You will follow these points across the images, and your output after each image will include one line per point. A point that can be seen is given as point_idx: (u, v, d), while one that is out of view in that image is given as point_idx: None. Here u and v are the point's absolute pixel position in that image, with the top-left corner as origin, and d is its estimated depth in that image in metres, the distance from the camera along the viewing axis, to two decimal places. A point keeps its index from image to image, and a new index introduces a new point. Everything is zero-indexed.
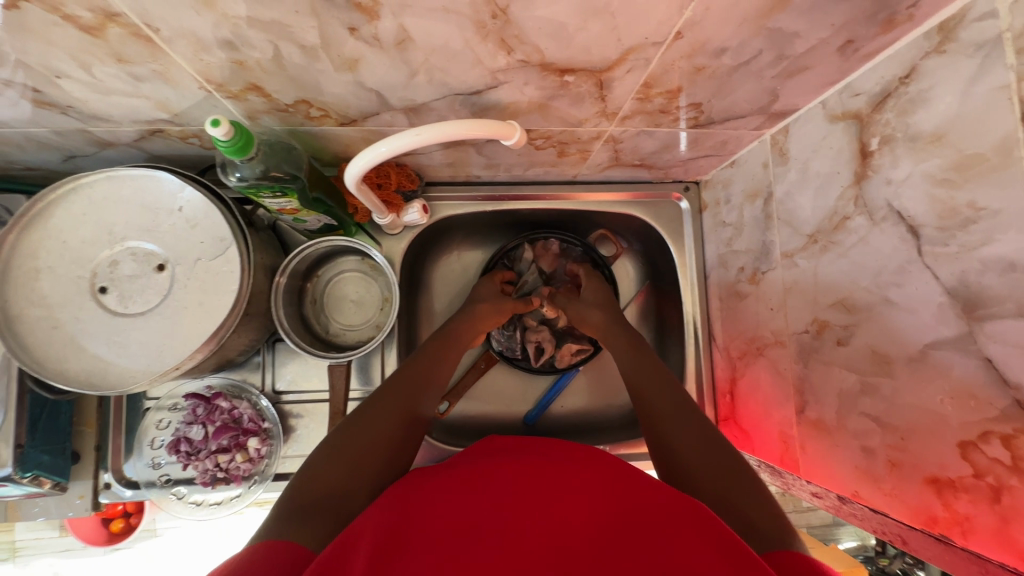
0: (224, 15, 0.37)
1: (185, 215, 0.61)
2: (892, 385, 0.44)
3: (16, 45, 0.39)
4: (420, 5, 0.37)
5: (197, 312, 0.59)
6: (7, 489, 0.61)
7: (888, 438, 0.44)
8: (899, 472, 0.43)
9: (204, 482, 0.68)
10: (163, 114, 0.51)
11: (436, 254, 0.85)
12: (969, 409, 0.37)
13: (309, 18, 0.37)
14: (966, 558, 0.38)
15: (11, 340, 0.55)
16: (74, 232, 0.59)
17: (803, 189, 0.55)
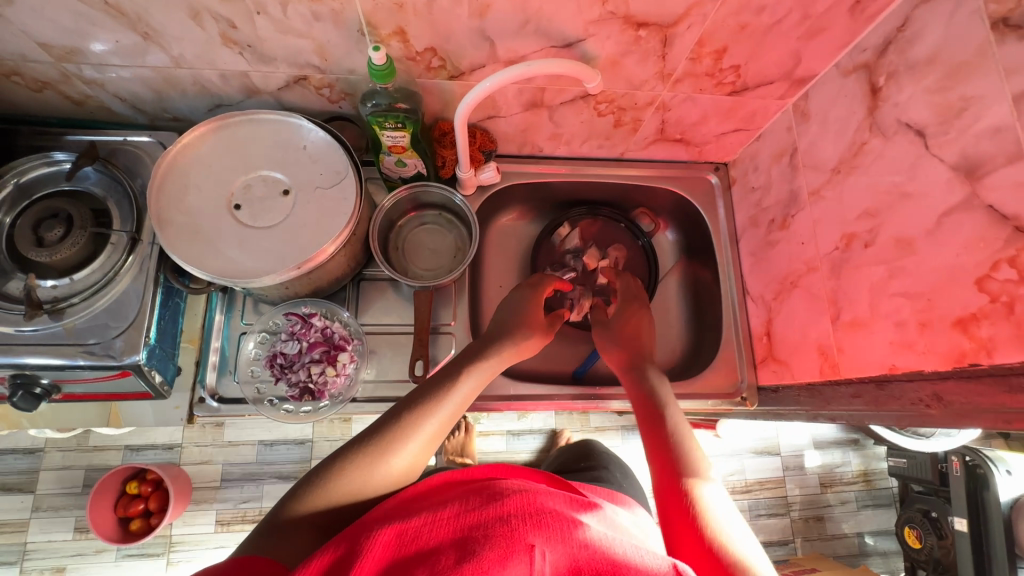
0: None
1: (309, 151, 0.73)
2: (915, 258, 0.54)
3: None
4: None
5: (313, 229, 0.69)
6: (129, 382, 0.68)
7: (917, 305, 0.53)
8: (929, 329, 0.52)
9: (293, 394, 0.74)
10: (316, 58, 0.65)
11: (495, 225, 0.97)
12: (980, 250, 0.47)
13: None
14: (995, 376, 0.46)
15: (163, 236, 0.65)
16: (218, 160, 0.71)
17: (824, 135, 0.68)
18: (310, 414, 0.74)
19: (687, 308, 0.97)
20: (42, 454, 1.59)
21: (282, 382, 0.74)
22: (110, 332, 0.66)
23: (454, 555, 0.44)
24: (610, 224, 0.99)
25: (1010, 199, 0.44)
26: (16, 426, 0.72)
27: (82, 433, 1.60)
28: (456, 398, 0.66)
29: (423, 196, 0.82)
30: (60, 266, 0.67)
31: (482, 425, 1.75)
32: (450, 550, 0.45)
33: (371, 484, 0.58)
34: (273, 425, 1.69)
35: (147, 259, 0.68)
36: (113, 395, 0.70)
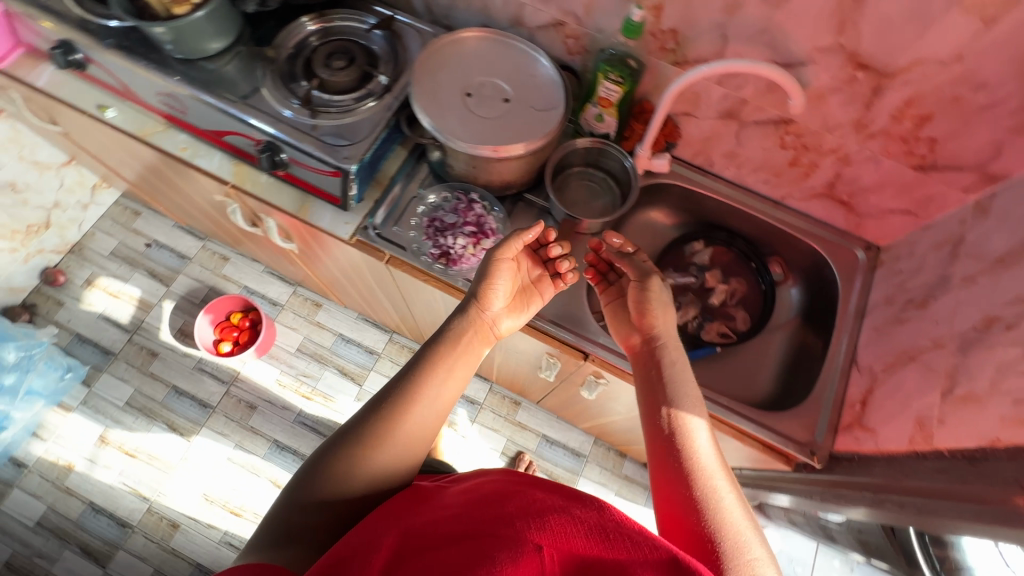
0: None
1: (535, 77, 0.88)
2: None
3: None
4: None
5: (513, 134, 0.84)
6: (333, 184, 0.85)
7: None
8: None
9: (433, 253, 0.88)
10: (581, 10, 0.81)
11: (640, 217, 1.06)
12: None
13: None
14: None
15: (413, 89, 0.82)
16: (468, 56, 0.88)
17: (998, 229, 0.70)
18: (441, 275, 0.88)
19: (785, 364, 0.97)
20: (187, 262, 1.91)
21: (430, 240, 0.89)
22: (343, 142, 0.84)
23: (457, 552, 0.47)
24: (741, 259, 1.04)
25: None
26: (241, 184, 0.93)
27: (221, 262, 1.91)
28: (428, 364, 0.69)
29: (600, 156, 0.93)
30: (333, 86, 0.88)
31: (523, 417, 1.79)
32: (452, 547, 0.48)
33: (353, 480, 0.61)
34: (356, 326, 1.87)
35: (389, 105, 0.87)
36: (314, 191, 0.88)
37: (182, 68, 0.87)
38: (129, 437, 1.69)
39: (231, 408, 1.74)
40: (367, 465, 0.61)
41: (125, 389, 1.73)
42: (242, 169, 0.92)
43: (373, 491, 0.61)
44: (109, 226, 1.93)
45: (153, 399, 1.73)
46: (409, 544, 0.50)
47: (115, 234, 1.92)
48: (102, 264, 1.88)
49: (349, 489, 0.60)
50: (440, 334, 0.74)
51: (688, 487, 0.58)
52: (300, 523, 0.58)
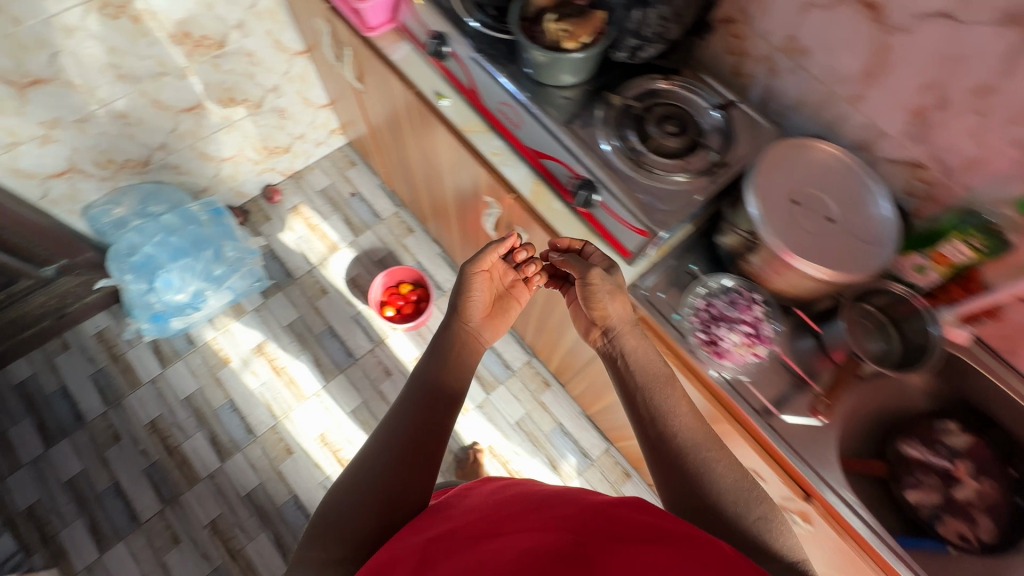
0: None
1: (868, 211, 0.84)
2: None
3: (1010, 92, 0.70)
4: None
5: (829, 254, 0.80)
6: (631, 241, 0.87)
7: None
8: None
9: (699, 339, 0.87)
10: (954, 161, 0.80)
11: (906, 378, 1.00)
12: None
13: None
14: None
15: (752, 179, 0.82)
16: (807, 165, 0.86)
17: None
18: (699, 358, 0.87)
19: None
20: (378, 221, 2.06)
21: (699, 325, 0.88)
22: (658, 208, 0.86)
23: (490, 548, 0.61)
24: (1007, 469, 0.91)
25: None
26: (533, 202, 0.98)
27: (404, 232, 2.05)
28: (418, 395, 0.84)
29: (902, 307, 0.87)
30: (660, 149, 0.91)
31: (629, 490, 1.73)
32: (485, 548, 0.61)
33: (388, 458, 0.77)
34: (501, 337, 1.91)
35: (708, 188, 0.88)
36: (605, 238, 0.91)
37: (532, 89, 0.94)
38: (282, 356, 1.83)
39: (371, 366, 1.84)
40: (396, 443, 0.78)
41: (293, 313, 1.89)
42: (540, 189, 0.96)
43: (411, 460, 0.77)
44: (328, 166, 2.13)
45: (311, 330, 1.87)
46: (442, 547, 0.63)
47: (330, 174, 2.12)
48: (311, 197, 2.08)
49: (398, 471, 0.76)
50: (443, 352, 0.90)
51: (688, 474, 0.72)
52: (339, 550, 0.72)
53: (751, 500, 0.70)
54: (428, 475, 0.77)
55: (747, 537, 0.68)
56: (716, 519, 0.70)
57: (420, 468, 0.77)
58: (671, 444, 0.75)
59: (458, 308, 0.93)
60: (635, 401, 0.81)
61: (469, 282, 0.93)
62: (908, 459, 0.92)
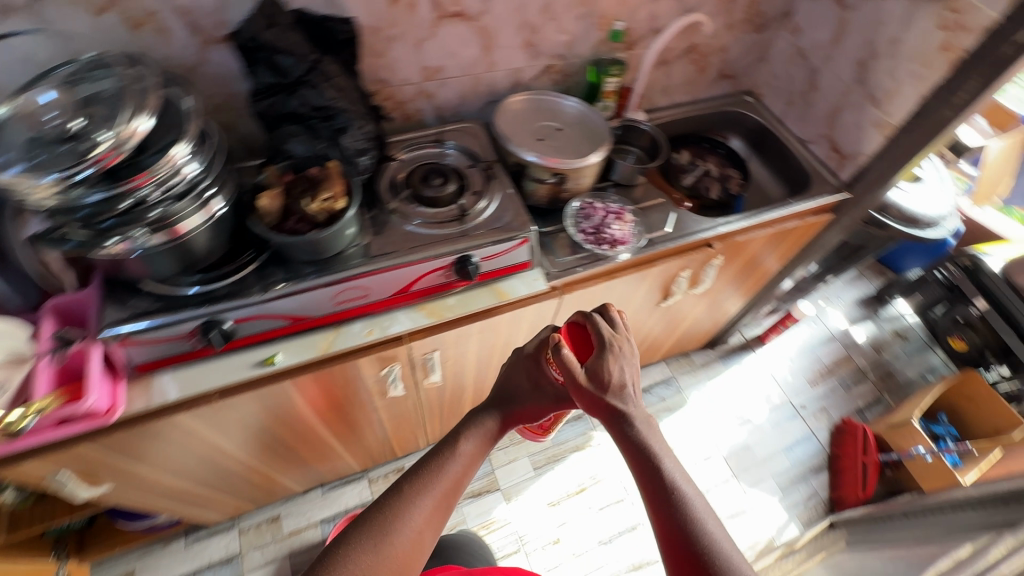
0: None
1: (560, 110, 1.15)
2: (908, 33, 1.09)
3: (553, 7, 1.04)
4: None
5: (571, 149, 1.10)
6: (509, 246, 0.98)
7: (945, 36, 1.03)
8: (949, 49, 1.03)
9: (607, 246, 1.09)
10: (565, 49, 1.13)
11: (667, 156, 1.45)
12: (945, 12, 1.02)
13: None
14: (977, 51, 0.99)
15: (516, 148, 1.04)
16: (519, 119, 1.11)
17: (816, 28, 1.28)
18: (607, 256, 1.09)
19: (777, 177, 1.45)
20: (240, 557, 1.54)
21: (598, 243, 1.10)
22: (503, 219, 1.00)
23: None
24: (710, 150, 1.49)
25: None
26: (443, 316, 0.98)
27: (276, 521, 1.60)
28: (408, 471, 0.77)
29: (628, 131, 1.27)
30: (448, 199, 1.01)
31: None
32: None
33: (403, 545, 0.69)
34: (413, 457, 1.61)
35: (494, 176, 1.06)
36: (500, 263, 0.99)
37: (359, 253, 0.92)
38: None
39: None
40: (410, 529, 0.70)
41: None
42: (433, 304, 0.98)
43: (420, 545, 0.70)
44: None
45: None
46: None
47: None
48: None
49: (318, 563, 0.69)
50: (457, 451, 0.79)
51: (664, 476, 0.71)
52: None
53: (683, 481, 0.71)
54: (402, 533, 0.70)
55: (680, 505, 0.68)
56: (670, 511, 0.68)
57: (427, 539, 0.72)
58: (642, 462, 0.73)
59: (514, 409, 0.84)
60: (532, 393, 0.85)
61: (515, 367, 0.89)
62: (693, 177, 1.42)
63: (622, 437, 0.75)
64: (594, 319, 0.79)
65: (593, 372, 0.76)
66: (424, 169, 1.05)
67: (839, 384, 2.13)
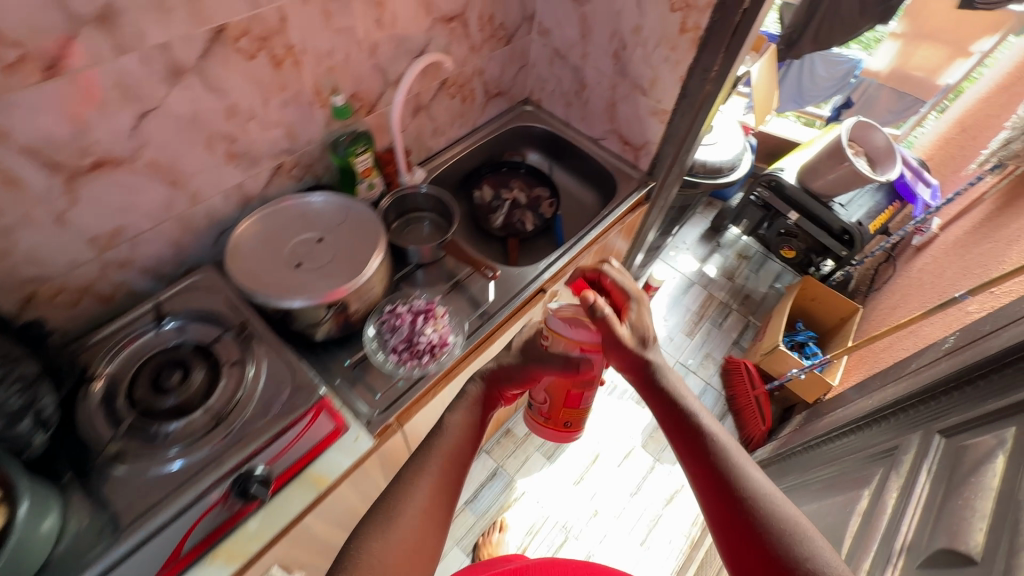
0: (323, 56, 0.84)
1: (312, 212, 0.93)
2: (646, 20, 1.02)
3: (243, 105, 0.79)
4: (386, 18, 0.89)
5: (342, 258, 0.89)
6: (303, 427, 0.75)
7: (681, 18, 0.97)
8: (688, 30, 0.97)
9: (424, 358, 0.90)
10: (288, 142, 0.90)
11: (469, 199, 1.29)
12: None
13: (357, 29, 0.86)
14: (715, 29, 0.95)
15: (270, 293, 0.81)
16: (261, 246, 0.87)
17: (564, 27, 1.17)
18: (430, 369, 0.90)
19: (584, 182, 1.37)
20: None
21: (412, 359, 0.90)
22: (281, 396, 0.77)
23: None
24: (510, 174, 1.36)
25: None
26: (248, 555, 0.73)
27: None
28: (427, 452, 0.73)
29: (409, 200, 1.08)
30: (196, 401, 0.75)
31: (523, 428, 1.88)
32: None
33: (408, 535, 0.64)
34: None
35: (255, 339, 0.82)
36: (301, 450, 0.76)
37: (82, 541, 0.63)
38: None
39: None
40: (413, 514, 0.66)
41: None
42: (228, 547, 0.72)
43: (429, 525, 0.66)
44: None
45: None
46: None
47: None
48: None
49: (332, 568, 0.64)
50: (443, 424, 0.74)
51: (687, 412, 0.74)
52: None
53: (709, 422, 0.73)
54: (410, 527, 0.65)
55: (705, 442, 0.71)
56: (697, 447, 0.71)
57: (430, 537, 0.66)
58: (660, 398, 0.76)
59: (493, 368, 0.78)
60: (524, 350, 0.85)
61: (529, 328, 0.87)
62: (503, 213, 1.29)
63: (661, 402, 0.76)
64: (612, 273, 0.83)
65: (625, 335, 0.76)
66: (146, 372, 0.76)
67: (712, 325, 2.23)
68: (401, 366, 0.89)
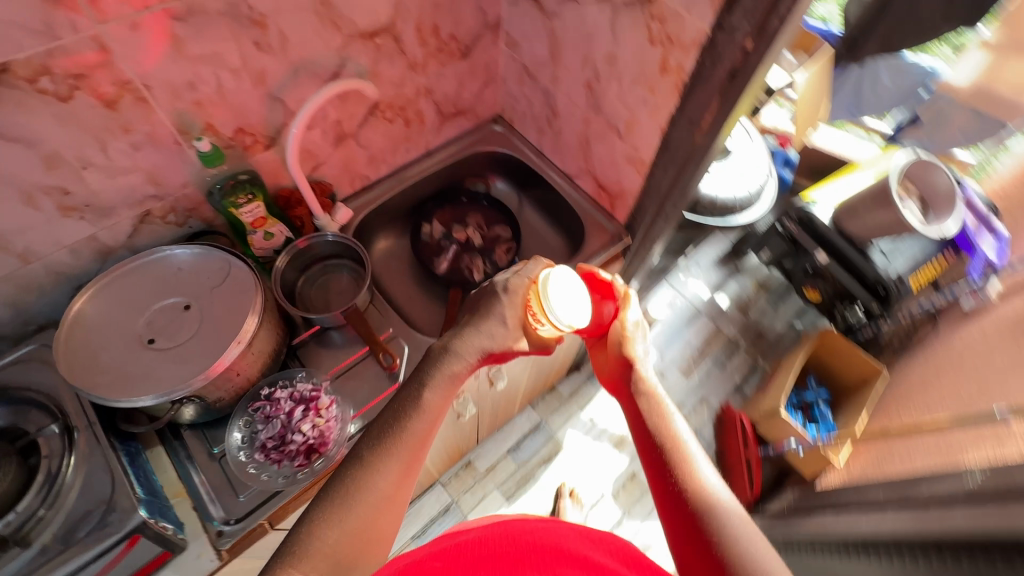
0: (180, 88, 0.67)
1: (185, 269, 0.78)
2: (621, 50, 0.79)
3: (68, 152, 0.63)
4: (271, 37, 0.70)
5: (208, 332, 0.75)
6: (116, 555, 0.63)
7: (661, 54, 0.73)
8: (669, 70, 0.74)
9: (299, 461, 0.75)
10: (151, 187, 0.74)
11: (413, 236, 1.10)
12: (649, 24, 0.72)
13: (228, 54, 0.68)
14: (703, 75, 0.71)
15: (102, 385, 0.67)
16: (109, 316, 0.73)
17: (532, 42, 0.94)
18: (307, 474, 0.75)
19: (553, 222, 1.16)
20: None
21: (284, 461, 0.75)
22: (94, 515, 0.64)
23: None
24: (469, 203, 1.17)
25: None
26: None
27: None
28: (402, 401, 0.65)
29: (321, 249, 0.92)
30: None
31: (485, 463, 1.74)
32: None
33: (364, 517, 0.56)
34: None
35: (83, 432, 0.69)
36: None
37: None
38: None
39: None
40: (376, 495, 0.57)
41: None
42: None
43: (392, 510, 0.58)
44: None
45: None
46: None
47: None
48: None
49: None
50: (420, 402, 0.63)
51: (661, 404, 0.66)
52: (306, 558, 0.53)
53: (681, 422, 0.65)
54: (378, 493, 0.57)
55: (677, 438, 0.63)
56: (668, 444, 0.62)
57: (396, 509, 0.59)
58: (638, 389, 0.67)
59: (492, 345, 0.68)
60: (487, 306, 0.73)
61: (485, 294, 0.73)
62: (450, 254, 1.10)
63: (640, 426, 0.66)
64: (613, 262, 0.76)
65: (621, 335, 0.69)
66: None
67: (714, 364, 1.97)
68: (269, 471, 0.75)
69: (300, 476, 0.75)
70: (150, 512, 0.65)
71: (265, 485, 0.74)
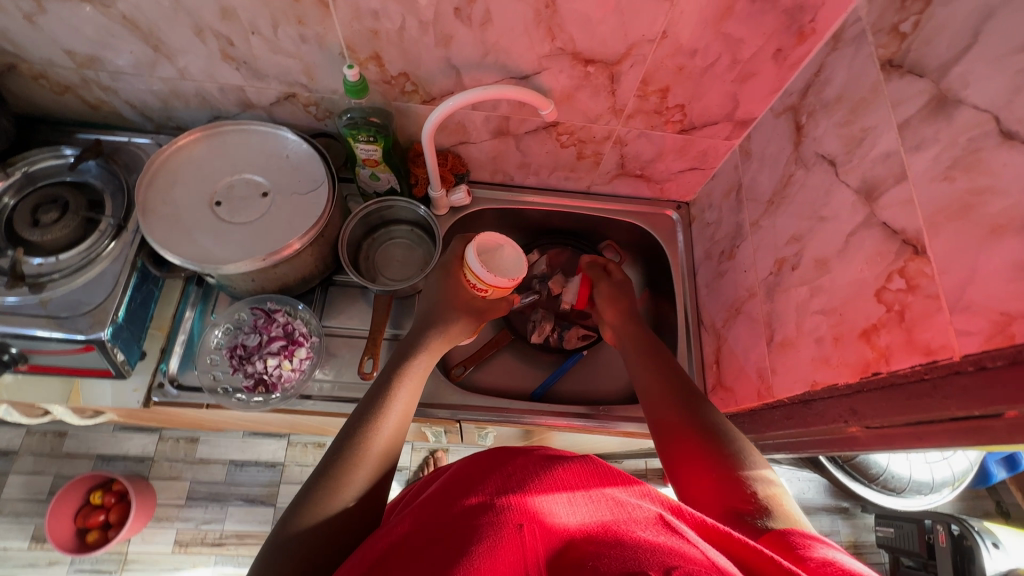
0: (363, 11, 0.62)
1: (290, 160, 0.78)
2: (840, 266, 0.55)
3: (243, 13, 0.63)
4: (474, 10, 0.61)
5: (260, 227, 0.74)
6: (67, 348, 0.69)
7: (880, 317, 0.49)
8: (872, 341, 0.50)
9: (247, 384, 0.75)
10: (304, 78, 0.72)
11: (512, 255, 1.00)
12: (894, 273, 0.48)
13: (423, 4, 0.60)
14: (908, 386, 0.47)
15: (153, 214, 0.72)
16: (210, 160, 0.77)
17: (762, 169, 0.73)
18: (243, 399, 0.75)
19: None
20: (12, 457, 1.50)
21: (239, 374, 0.76)
22: (80, 304, 0.70)
23: None
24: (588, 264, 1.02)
25: (879, 188, 0.50)
26: None
27: (56, 437, 1.53)
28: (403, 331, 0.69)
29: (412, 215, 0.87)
30: (37, 250, 0.72)
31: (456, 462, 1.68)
32: None
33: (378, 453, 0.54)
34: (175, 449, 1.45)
35: (128, 235, 0.75)
36: (61, 361, 0.72)
37: None
38: None
39: None
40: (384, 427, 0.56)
41: None
42: None
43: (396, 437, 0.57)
44: None
45: None
46: None
47: None
48: None
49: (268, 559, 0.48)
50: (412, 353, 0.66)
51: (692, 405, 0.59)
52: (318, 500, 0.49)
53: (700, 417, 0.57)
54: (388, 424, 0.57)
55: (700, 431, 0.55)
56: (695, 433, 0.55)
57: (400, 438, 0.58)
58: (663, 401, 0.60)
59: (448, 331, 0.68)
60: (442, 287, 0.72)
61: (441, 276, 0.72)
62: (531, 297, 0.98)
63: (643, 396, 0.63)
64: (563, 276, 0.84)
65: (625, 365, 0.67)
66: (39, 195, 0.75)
67: None
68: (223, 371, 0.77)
69: (239, 397, 0.75)
70: (113, 335, 0.70)
71: (212, 380, 0.76)
